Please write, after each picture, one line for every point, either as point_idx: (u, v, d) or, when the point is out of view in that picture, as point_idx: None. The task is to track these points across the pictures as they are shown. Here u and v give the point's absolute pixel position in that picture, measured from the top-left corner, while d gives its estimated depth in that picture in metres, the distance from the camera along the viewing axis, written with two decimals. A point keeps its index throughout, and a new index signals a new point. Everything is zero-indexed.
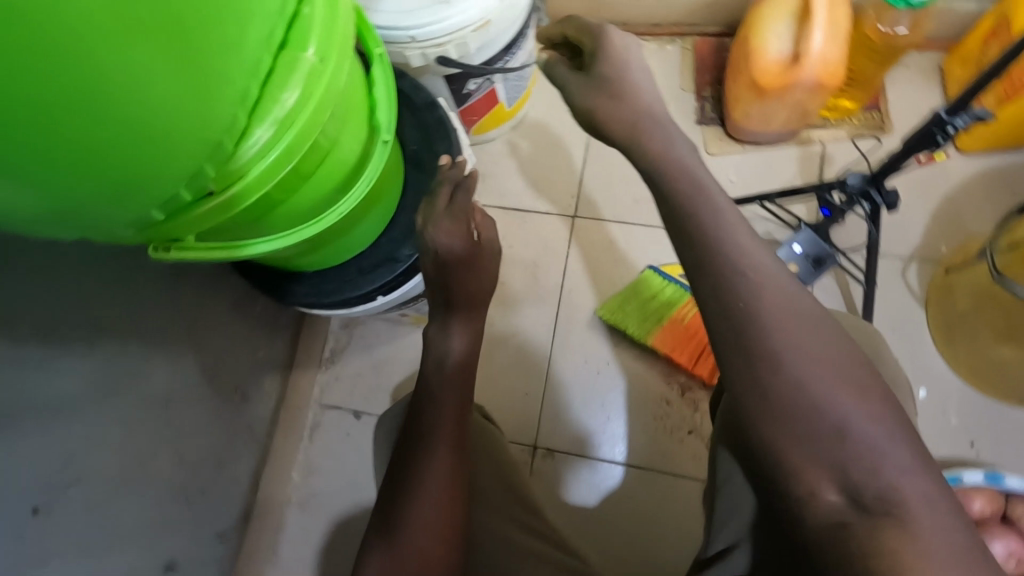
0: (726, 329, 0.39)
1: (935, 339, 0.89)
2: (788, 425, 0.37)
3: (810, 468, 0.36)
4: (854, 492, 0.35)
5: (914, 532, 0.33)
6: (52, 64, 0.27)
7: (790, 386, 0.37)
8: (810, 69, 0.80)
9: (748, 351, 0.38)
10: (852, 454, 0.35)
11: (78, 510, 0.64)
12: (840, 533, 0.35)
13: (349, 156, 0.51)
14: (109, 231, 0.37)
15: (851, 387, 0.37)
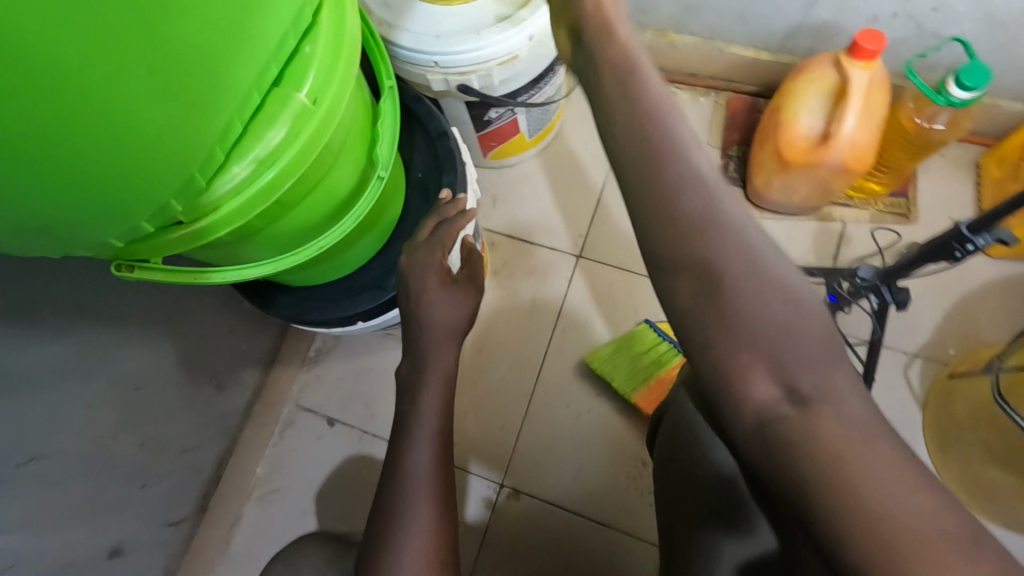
0: (670, 223, 0.33)
1: (927, 444, 0.86)
2: (727, 321, 0.32)
3: (745, 360, 0.31)
4: (792, 382, 0.31)
5: (846, 418, 0.29)
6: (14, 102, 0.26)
7: (714, 266, 0.32)
8: (838, 151, 0.78)
9: (691, 241, 0.33)
10: (793, 339, 0.31)
11: (28, 487, 0.63)
12: (776, 428, 0.30)
13: (341, 188, 0.50)
14: (72, 252, 0.36)
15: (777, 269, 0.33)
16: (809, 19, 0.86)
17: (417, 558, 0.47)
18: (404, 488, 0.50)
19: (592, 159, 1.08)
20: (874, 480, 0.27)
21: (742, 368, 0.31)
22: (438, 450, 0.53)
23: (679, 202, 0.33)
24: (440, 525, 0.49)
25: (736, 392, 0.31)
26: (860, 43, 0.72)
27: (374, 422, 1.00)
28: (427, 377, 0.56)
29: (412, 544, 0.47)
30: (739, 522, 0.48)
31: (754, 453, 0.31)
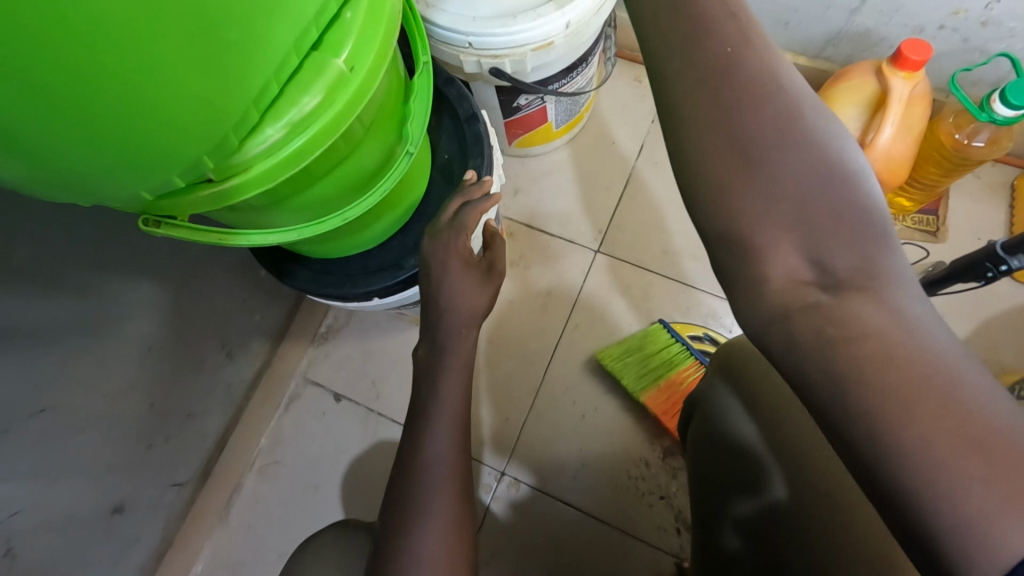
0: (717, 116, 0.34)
1: None
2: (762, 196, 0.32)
3: (778, 238, 0.32)
4: (824, 265, 0.31)
5: (884, 299, 0.30)
6: (56, 49, 0.26)
7: (752, 145, 0.33)
8: (872, 162, 0.76)
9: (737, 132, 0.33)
10: (827, 219, 0.32)
11: (37, 438, 0.64)
12: (806, 313, 0.31)
13: (369, 162, 0.50)
14: (100, 204, 0.36)
15: (806, 151, 0.33)
16: (851, 26, 0.85)
17: (433, 540, 0.48)
18: (421, 471, 0.51)
19: (617, 155, 1.07)
20: (914, 364, 0.28)
21: (772, 254, 0.32)
22: (454, 436, 0.53)
23: (714, 89, 0.34)
24: (455, 511, 0.50)
25: (760, 276, 0.32)
26: (905, 53, 0.70)
27: (379, 401, 1.00)
28: (445, 360, 0.56)
29: (433, 527, 0.48)
30: (759, 482, 0.50)
31: (783, 345, 0.32)
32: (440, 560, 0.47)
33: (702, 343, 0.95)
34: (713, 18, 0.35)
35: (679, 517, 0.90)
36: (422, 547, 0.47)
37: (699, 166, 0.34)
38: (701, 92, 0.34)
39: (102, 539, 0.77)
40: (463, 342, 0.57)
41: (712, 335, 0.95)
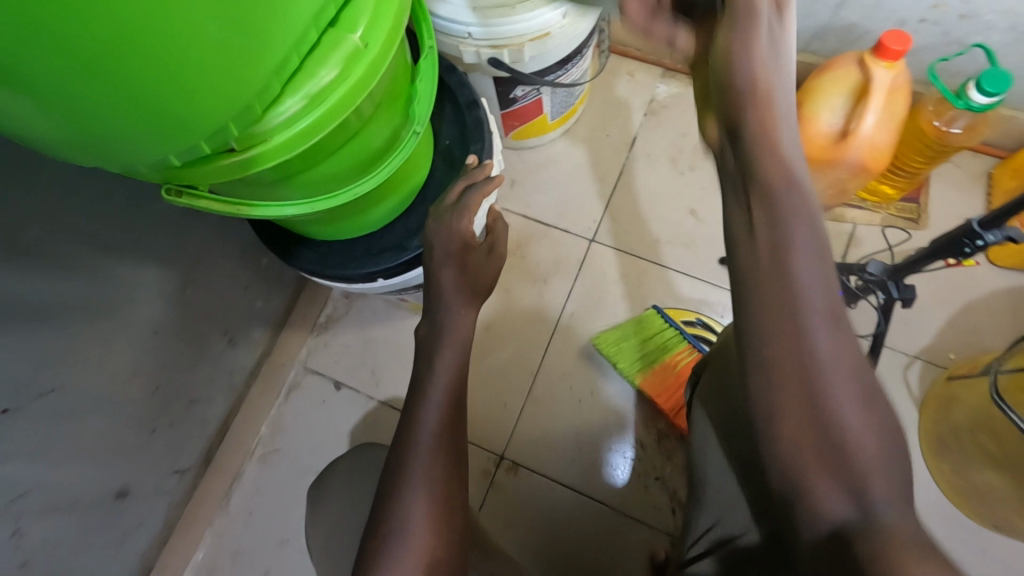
0: (760, 340, 0.35)
1: (921, 444, 0.89)
2: (797, 425, 0.34)
3: (818, 473, 0.33)
4: (863, 503, 0.32)
5: (902, 548, 0.30)
6: (101, 16, 0.28)
7: (804, 372, 0.34)
8: (856, 149, 0.80)
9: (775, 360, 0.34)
10: (858, 457, 0.32)
11: (46, 417, 0.65)
12: (843, 540, 0.32)
13: (379, 141, 0.52)
14: (129, 169, 0.37)
15: (875, 407, 0.34)
16: (835, 21, 0.88)
17: (430, 503, 0.49)
18: (419, 438, 0.52)
19: (611, 147, 1.09)
20: None
21: (811, 476, 0.33)
22: (452, 406, 0.55)
23: (793, 321, 0.34)
24: (450, 471, 0.52)
25: (808, 502, 0.34)
26: (886, 43, 0.74)
27: (379, 388, 1.02)
28: (448, 335, 0.58)
29: (436, 488, 0.50)
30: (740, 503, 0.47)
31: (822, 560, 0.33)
32: (433, 513, 0.49)
33: (694, 328, 0.97)
34: (789, 219, 0.34)
35: (674, 496, 0.93)
36: (422, 506, 0.49)
37: (752, 387, 0.36)
38: (778, 324, 0.34)
39: (107, 521, 0.78)
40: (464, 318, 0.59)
41: (704, 320, 0.98)
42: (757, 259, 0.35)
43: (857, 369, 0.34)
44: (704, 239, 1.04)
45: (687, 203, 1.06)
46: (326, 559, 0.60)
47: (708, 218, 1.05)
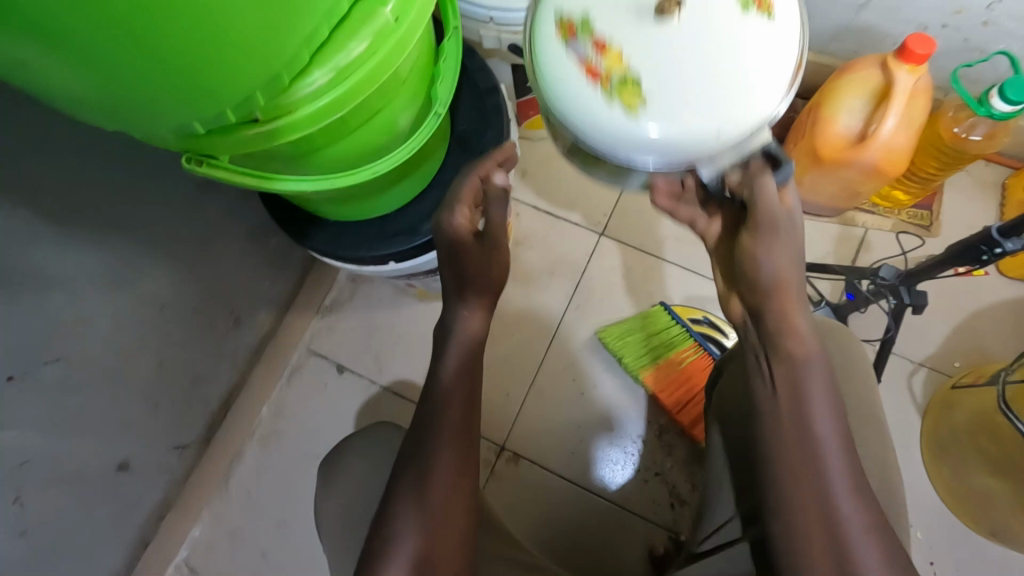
0: (785, 464, 0.49)
1: (922, 450, 0.89)
2: (806, 528, 0.47)
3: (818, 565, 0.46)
4: None
5: None
6: None
7: (817, 493, 0.48)
8: (873, 152, 0.79)
9: (795, 478, 0.49)
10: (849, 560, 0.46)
11: (51, 386, 0.65)
12: None
13: (400, 121, 0.51)
14: (152, 134, 0.37)
15: (871, 529, 0.47)
16: (857, 23, 0.88)
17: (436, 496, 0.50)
18: (422, 437, 0.52)
19: None
20: None
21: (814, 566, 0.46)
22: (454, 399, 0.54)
23: (807, 455, 0.49)
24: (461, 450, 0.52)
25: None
26: (909, 47, 0.73)
27: (382, 373, 1.01)
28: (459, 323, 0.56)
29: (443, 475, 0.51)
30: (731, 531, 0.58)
31: None
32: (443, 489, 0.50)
33: (701, 326, 0.97)
34: (812, 391, 0.50)
35: (673, 492, 0.93)
36: (426, 497, 0.49)
37: (776, 492, 0.49)
38: (794, 457, 0.49)
39: (107, 493, 0.78)
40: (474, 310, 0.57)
41: (711, 319, 0.97)
42: (785, 418, 0.51)
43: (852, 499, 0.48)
44: None
45: None
46: (329, 539, 0.60)
47: None
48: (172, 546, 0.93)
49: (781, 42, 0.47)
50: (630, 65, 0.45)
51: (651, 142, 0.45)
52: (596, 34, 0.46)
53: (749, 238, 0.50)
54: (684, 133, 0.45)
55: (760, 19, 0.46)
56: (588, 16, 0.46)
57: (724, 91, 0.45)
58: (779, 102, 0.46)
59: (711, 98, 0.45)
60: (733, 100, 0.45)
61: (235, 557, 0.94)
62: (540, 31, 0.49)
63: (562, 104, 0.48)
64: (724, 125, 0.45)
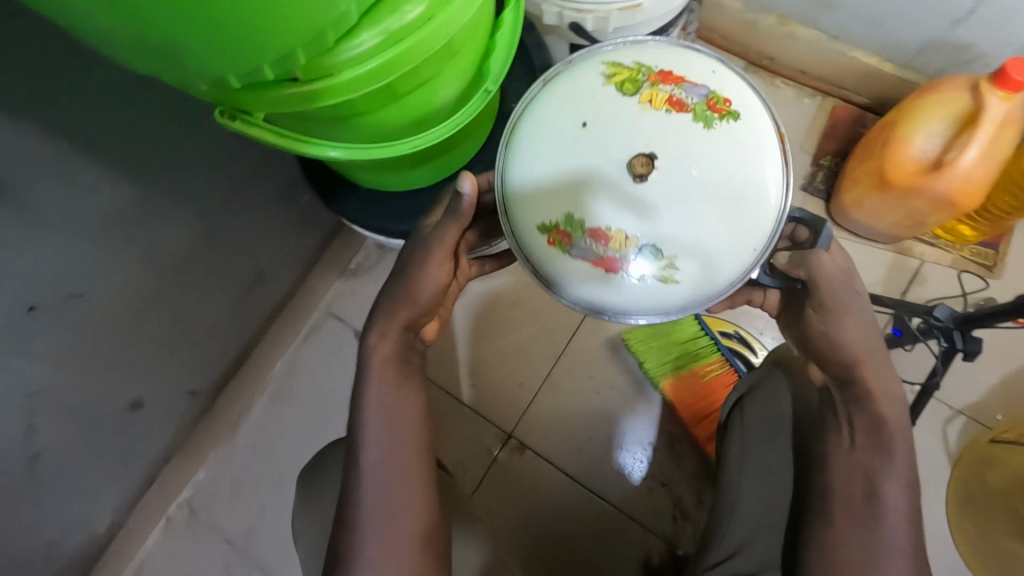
0: (847, 497, 0.52)
1: (947, 503, 0.84)
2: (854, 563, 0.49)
3: None
4: None
5: None
6: None
7: (873, 531, 0.50)
8: (947, 182, 0.73)
9: (855, 514, 0.51)
10: None
11: (73, 321, 0.65)
12: None
13: (448, 95, 0.48)
14: (186, 83, 0.35)
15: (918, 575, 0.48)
16: (950, 37, 0.81)
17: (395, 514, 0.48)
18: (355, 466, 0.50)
19: None
20: None
21: None
22: (390, 422, 0.51)
23: (873, 497, 0.51)
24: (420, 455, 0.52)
25: None
26: (1007, 71, 0.66)
27: None
28: (372, 347, 0.54)
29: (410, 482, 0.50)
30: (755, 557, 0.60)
31: None
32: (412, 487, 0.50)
33: (731, 340, 0.93)
34: (894, 441, 0.52)
35: (677, 505, 0.90)
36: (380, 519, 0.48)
37: (831, 523, 0.51)
38: (857, 494, 0.51)
39: (118, 428, 0.79)
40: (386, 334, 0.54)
41: (742, 334, 0.93)
42: (855, 473, 0.52)
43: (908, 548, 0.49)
44: None
45: None
46: (324, 509, 0.60)
47: None
48: (176, 485, 0.95)
49: (752, 142, 0.50)
50: (639, 238, 0.49)
51: (684, 290, 0.51)
52: (588, 230, 0.50)
53: (814, 313, 0.55)
54: (703, 280, 0.50)
55: (726, 129, 0.50)
56: (573, 213, 0.50)
57: (726, 229, 0.49)
58: (783, 197, 0.50)
59: (718, 240, 0.49)
60: (730, 234, 0.49)
61: (235, 505, 0.96)
62: (530, 244, 0.52)
63: (591, 291, 0.52)
64: (741, 251, 0.50)
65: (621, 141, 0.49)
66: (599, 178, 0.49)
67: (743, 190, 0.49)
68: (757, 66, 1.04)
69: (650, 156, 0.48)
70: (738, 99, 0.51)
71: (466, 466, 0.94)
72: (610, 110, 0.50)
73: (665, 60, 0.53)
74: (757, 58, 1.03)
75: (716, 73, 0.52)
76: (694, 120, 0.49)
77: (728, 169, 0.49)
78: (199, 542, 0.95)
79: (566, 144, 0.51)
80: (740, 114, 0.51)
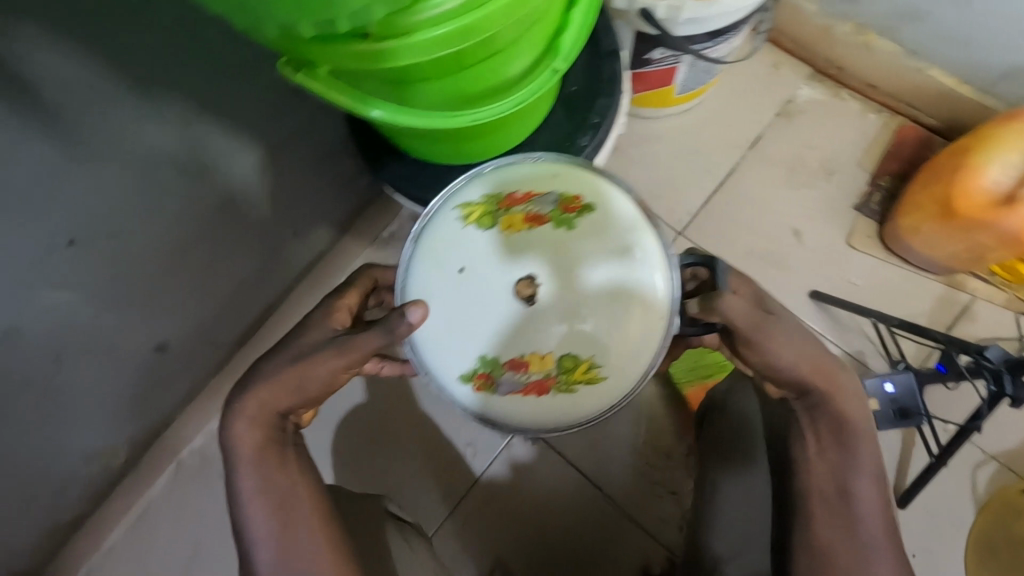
0: (824, 493, 0.53)
1: (967, 548, 0.82)
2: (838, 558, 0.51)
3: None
4: None
5: None
6: None
7: (855, 527, 0.51)
8: (1017, 219, 0.69)
9: (836, 509, 0.52)
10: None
11: (110, 259, 0.65)
12: None
13: (517, 68, 0.45)
14: (255, 28, 0.33)
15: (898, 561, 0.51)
16: None
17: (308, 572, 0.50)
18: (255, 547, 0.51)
19: (730, 137, 0.99)
20: None
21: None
22: (273, 508, 0.51)
23: (845, 495, 0.52)
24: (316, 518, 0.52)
25: None
26: None
27: None
28: (237, 438, 0.53)
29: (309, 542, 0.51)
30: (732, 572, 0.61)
31: None
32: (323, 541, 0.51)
33: None
34: (857, 442, 0.52)
35: (685, 515, 0.89)
36: None
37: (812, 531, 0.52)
38: (827, 487, 0.53)
39: (143, 370, 0.80)
40: (254, 424, 0.53)
41: None
42: (827, 476, 0.52)
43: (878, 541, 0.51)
44: (799, 264, 0.94)
45: (791, 221, 0.95)
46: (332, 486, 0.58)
47: (812, 243, 0.94)
48: (189, 431, 0.96)
49: (608, 227, 0.54)
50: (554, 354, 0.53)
51: (620, 382, 0.53)
52: (506, 365, 0.53)
53: (745, 348, 0.51)
54: (630, 366, 0.53)
55: (585, 225, 0.54)
56: (486, 354, 0.53)
57: (625, 325, 0.53)
58: (663, 262, 0.53)
59: (623, 329, 0.53)
60: (632, 318, 0.53)
61: None
62: (465, 400, 0.54)
63: (546, 416, 0.54)
64: (648, 331, 0.52)
65: (498, 275, 0.53)
66: (493, 311, 0.54)
67: (621, 276, 0.53)
68: (822, 75, 1.00)
69: (531, 277, 0.53)
70: (586, 189, 0.55)
71: (475, 448, 0.92)
72: (480, 253, 0.54)
73: (508, 180, 0.56)
74: (824, 67, 0.99)
75: (556, 172, 0.55)
76: (554, 231, 0.54)
77: (599, 274, 0.53)
78: (205, 490, 0.96)
79: (448, 294, 0.54)
80: (595, 203, 0.54)
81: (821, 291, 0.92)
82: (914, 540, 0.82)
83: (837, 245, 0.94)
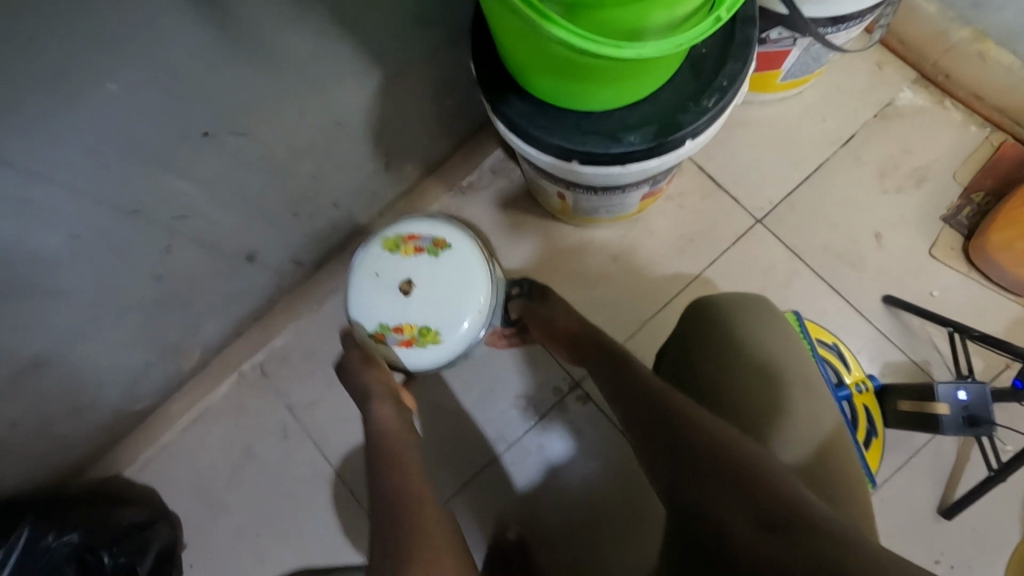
0: (674, 423, 0.57)
1: (1008, 567, 0.82)
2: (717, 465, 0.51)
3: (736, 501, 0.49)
4: (779, 516, 0.46)
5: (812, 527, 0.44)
6: None
7: (710, 434, 0.54)
8: None
9: (689, 435, 0.55)
10: (751, 476, 0.50)
11: (225, 157, 0.69)
12: (794, 529, 0.44)
13: (679, 11, 0.46)
14: None
15: (772, 468, 0.51)
16: None
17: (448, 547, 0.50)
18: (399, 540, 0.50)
19: (823, 131, 0.98)
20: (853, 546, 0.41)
21: (739, 484, 0.49)
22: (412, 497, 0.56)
23: (685, 420, 0.57)
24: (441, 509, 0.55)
25: (748, 510, 0.47)
26: None
27: None
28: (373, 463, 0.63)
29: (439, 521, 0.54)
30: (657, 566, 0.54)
31: (765, 542, 0.44)
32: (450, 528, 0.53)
33: (828, 351, 0.85)
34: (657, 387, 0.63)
35: None
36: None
37: (686, 450, 0.54)
38: (669, 421, 0.58)
39: (231, 274, 0.85)
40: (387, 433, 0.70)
41: (842, 349, 0.85)
42: (744, 467, 0.50)
43: (734, 445, 0.53)
44: (876, 266, 0.93)
45: (874, 223, 0.95)
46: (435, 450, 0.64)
47: (891, 247, 0.94)
48: (256, 343, 1.00)
49: (459, 255, 0.83)
50: (418, 324, 0.80)
51: (455, 347, 0.81)
52: (392, 329, 0.81)
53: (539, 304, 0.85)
54: (464, 338, 0.81)
55: (446, 253, 0.83)
56: (381, 321, 0.81)
57: (464, 312, 0.81)
58: (487, 282, 0.83)
59: (460, 313, 0.81)
60: (465, 307, 0.81)
61: (303, 373, 1.00)
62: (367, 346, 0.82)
63: (410, 363, 0.81)
64: (476, 316, 0.81)
65: (393, 279, 0.82)
66: (388, 297, 0.82)
67: (464, 286, 0.82)
68: (929, 82, 0.98)
69: (409, 280, 0.82)
70: (451, 235, 0.84)
71: (526, 401, 0.97)
72: (383, 267, 0.83)
73: (407, 224, 0.85)
74: (932, 73, 0.97)
75: (434, 223, 0.84)
76: (429, 255, 0.83)
77: (453, 284, 0.82)
78: (260, 399, 1.00)
79: (364, 287, 0.82)
80: (453, 244, 0.83)
81: (894, 295, 0.92)
82: (954, 551, 0.83)
83: (919, 253, 0.93)
